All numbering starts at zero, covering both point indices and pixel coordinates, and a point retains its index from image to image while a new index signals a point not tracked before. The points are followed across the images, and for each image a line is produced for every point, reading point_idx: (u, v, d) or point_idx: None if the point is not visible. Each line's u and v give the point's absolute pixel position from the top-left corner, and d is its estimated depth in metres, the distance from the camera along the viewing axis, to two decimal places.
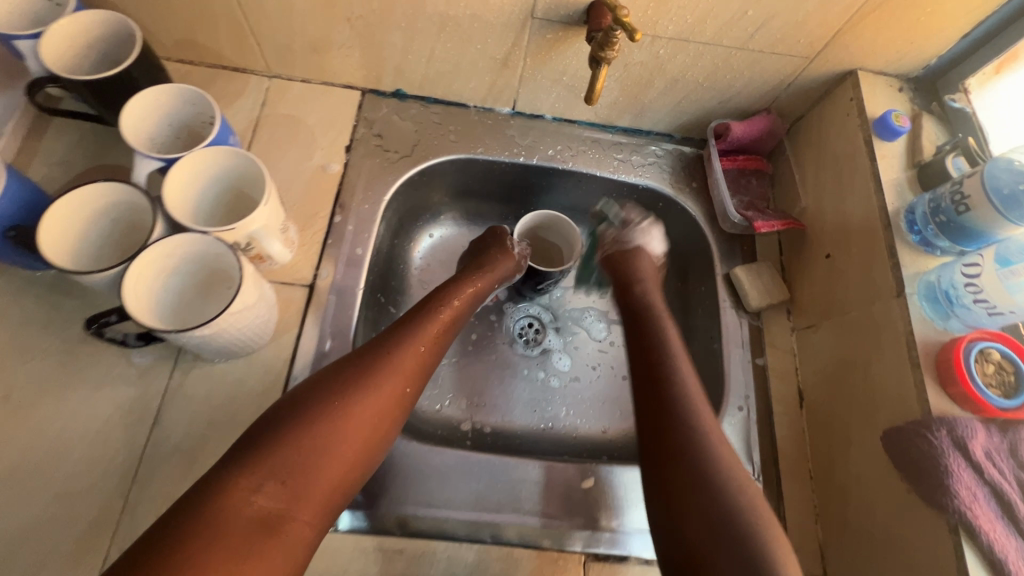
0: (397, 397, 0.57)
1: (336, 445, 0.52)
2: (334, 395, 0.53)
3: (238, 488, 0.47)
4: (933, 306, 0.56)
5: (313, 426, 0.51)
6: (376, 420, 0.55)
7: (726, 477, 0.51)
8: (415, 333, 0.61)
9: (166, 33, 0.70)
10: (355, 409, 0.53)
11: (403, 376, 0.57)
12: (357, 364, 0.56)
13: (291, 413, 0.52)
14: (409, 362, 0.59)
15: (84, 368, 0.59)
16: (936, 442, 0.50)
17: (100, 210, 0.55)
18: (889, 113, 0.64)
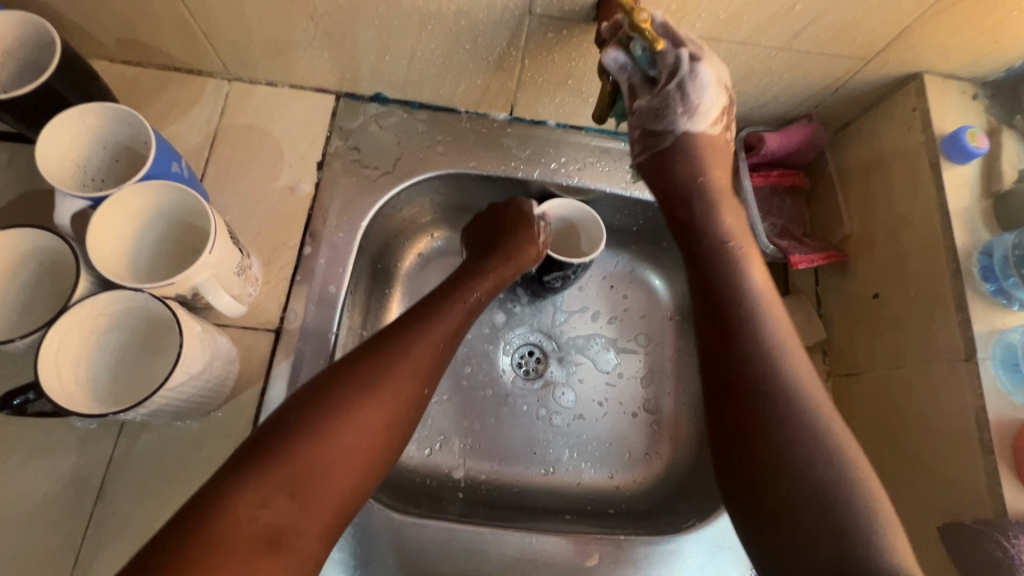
0: (414, 397, 0.50)
1: (351, 450, 0.45)
2: (346, 394, 0.47)
3: (240, 502, 0.40)
4: (1012, 376, 0.47)
5: (325, 430, 0.44)
6: (391, 423, 0.48)
7: (821, 481, 0.42)
8: (437, 321, 0.55)
9: (102, 33, 0.60)
10: (370, 411, 0.47)
11: (421, 371, 0.51)
12: (373, 359, 0.49)
13: (301, 412, 0.45)
14: (430, 354, 0.52)
15: (18, 434, 0.52)
16: (1013, 551, 0.42)
17: (22, 255, 0.48)
18: (963, 129, 0.53)
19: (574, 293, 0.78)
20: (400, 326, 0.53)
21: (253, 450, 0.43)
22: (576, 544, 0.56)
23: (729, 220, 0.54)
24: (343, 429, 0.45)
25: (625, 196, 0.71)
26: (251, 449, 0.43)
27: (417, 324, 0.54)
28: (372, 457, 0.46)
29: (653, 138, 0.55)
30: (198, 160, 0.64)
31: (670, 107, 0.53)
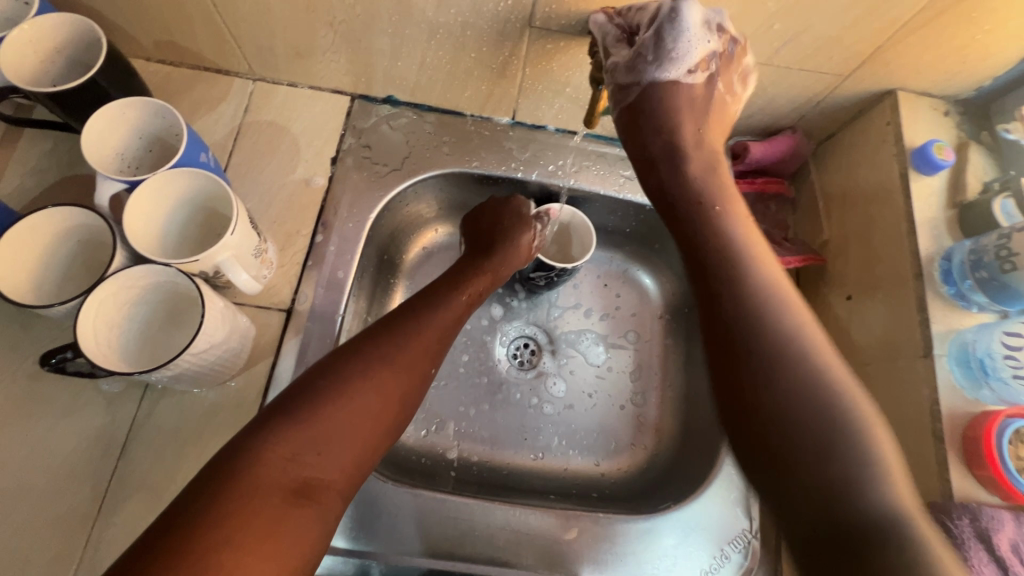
0: (423, 370, 0.55)
1: (369, 412, 0.50)
2: (364, 363, 0.51)
3: (272, 456, 0.44)
4: (964, 373, 0.50)
5: (347, 393, 0.49)
6: (405, 391, 0.53)
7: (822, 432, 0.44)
8: (445, 305, 0.60)
9: (142, 34, 0.66)
10: (385, 378, 0.52)
11: (429, 347, 0.56)
12: (386, 335, 0.54)
13: (323, 378, 0.50)
14: (438, 332, 0.57)
15: (52, 394, 0.57)
16: (956, 531, 0.45)
17: (66, 229, 0.54)
18: (930, 143, 0.57)
19: (568, 290, 0.82)
20: (411, 307, 0.58)
21: (281, 411, 0.47)
22: (555, 519, 0.60)
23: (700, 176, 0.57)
24: (363, 393, 0.50)
25: (618, 198, 0.75)
26: (278, 409, 0.48)
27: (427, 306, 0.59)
28: (388, 420, 0.51)
29: (623, 92, 0.56)
30: (223, 152, 0.69)
31: (648, 58, 0.54)
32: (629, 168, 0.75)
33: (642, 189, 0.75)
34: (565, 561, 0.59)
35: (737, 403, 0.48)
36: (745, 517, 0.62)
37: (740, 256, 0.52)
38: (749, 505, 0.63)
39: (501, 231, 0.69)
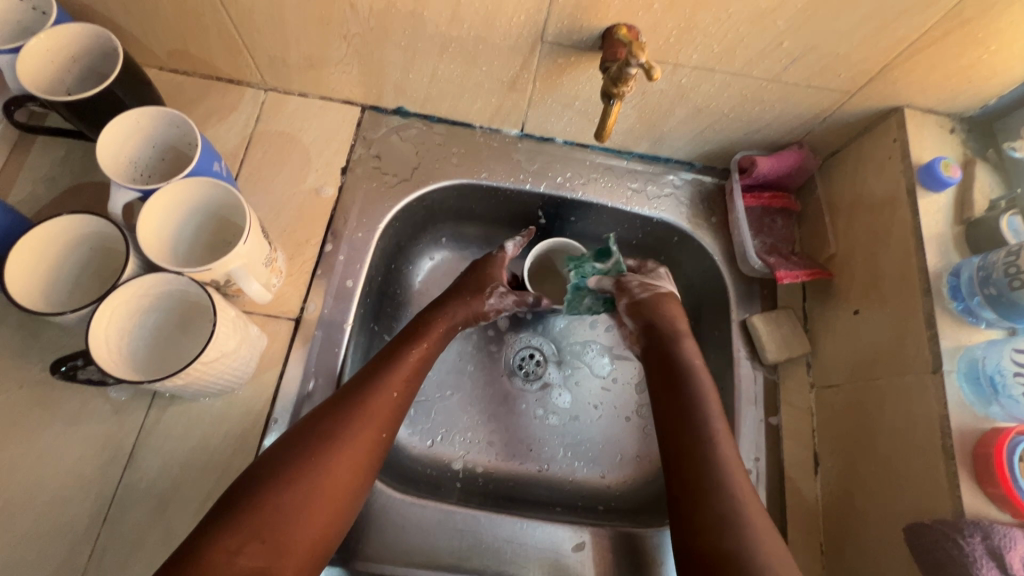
0: (372, 441, 0.54)
1: (318, 493, 0.50)
2: (315, 441, 0.52)
3: (216, 551, 0.45)
4: (974, 388, 0.50)
5: (293, 478, 0.49)
6: (354, 467, 0.52)
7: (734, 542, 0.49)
8: (392, 369, 0.59)
9: (157, 44, 0.67)
10: (333, 457, 0.51)
11: (379, 418, 0.55)
12: (335, 410, 0.54)
13: (270, 464, 0.50)
14: (389, 400, 0.57)
15: (60, 401, 0.57)
16: (967, 548, 0.45)
17: (76, 237, 0.54)
18: (937, 160, 0.58)
19: None
20: (359, 377, 0.57)
21: (230, 498, 0.48)
22: (561, 532, 0.60)
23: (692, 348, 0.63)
24: (310, 475, 0.50)
25: (626, 211, 0.75)
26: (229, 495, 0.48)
27: (377, 372, 0.58)
28: (339, 499, 0.51)
29: None
30: (234, 161, 0.70)
31: None
32: (636, 180, 0.76)
33: (649, 202, 0.75)
34: None
35: (687, 501, 0.53)
36: None
37: (707, 392, 0.59)
38: None
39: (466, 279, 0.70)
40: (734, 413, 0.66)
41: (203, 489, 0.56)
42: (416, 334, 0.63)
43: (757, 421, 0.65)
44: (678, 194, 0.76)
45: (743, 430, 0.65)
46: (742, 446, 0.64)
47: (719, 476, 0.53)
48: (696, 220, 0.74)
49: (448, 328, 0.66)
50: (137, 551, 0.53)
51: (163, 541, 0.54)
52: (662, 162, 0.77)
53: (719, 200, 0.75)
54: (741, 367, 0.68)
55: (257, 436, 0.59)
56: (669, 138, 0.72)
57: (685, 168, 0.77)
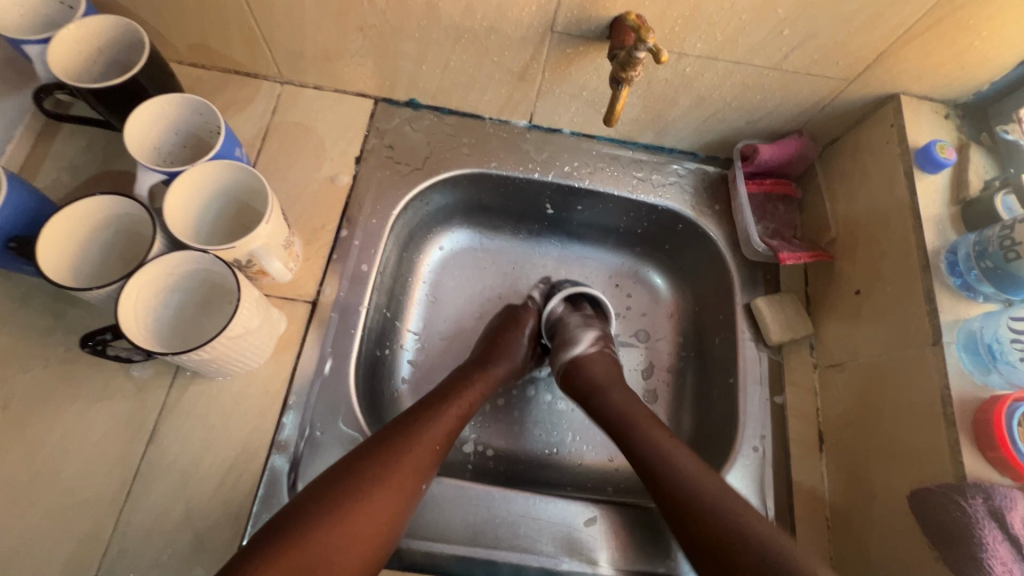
0: (411, 490, 0.52)
1: (359, 539, 0.47)
2: (361, 485, 0.49)
3: None
4: (973, 359, 0.52)
5: (339, 519, 0.47)
6: (396, 515, 0.50)
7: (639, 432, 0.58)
8: (438, 419, 0.57)
9: (179, 38, 0.69)
10: (377, 503, 0.49)
11: (423, 468, 0.54)
12: (380, 453, 0.52)
13: (316, 504, 0.48)
14: (436, 453, 0.55)
15: (85, 379, 0.59)
16: (970, 510, 0.46)
17: (104, 218, 0.56)
18: (933, 143, 0.60)
19: None
20: (402, 422, 0.56)
21: (269, 533, 0.45)
22: (572, 507, 0.61)
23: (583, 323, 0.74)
24: (354, 521, 0.48)
25: (632, 199, 0.77)
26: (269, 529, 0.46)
27: (422, 419, 0.57)
28: (376, 543, 0.49)
29: None
30: (251, 151, 0.72)
31: None
32: (641, 169, 0.78)
33: (654, 190, 0.77)
34: (585, 549, 0.59)
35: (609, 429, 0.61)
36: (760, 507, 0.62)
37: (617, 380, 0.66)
38: (764, 495, 0.62)
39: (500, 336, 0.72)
40: (739, 393, 0.68)
41: (223, 465, 0.58)
42: (457, 391, 0.62)
43: (763, 400, 0.67)
44: (682, 183, 0.78)
45: (748, 409, 0.66)
46: (747, 425, 0.65)
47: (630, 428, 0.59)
48: (700, 207, 0.76)
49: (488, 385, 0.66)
50: (161, 524, 0.55)
51: (185, 515, 0.55)
52: (666, 153, 0.79)
53: (722, 188, 0.77)
54: (745, 348, 0.70)
55: (276, 414, 0.60)
56: (673, 127, 0.74)
57: (689, 158, 0.79)
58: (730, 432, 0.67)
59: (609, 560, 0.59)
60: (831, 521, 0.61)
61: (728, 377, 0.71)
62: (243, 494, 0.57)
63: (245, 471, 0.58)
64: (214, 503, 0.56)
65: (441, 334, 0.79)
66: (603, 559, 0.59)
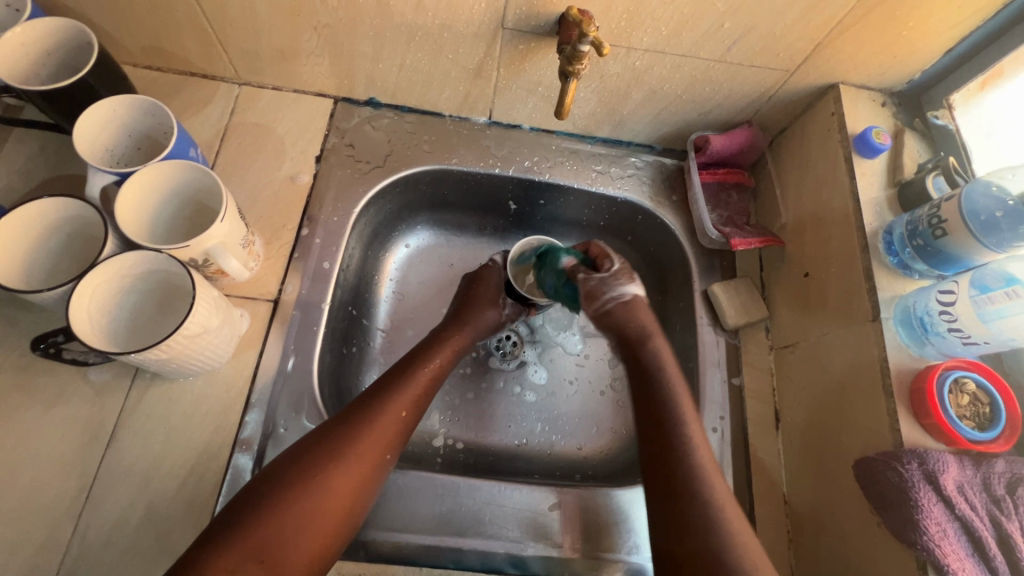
0: (377, 462, 0.53)
1: (321, 515, 0.49)
2: (328, 461, 0.51)
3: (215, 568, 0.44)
4: (908, 332, 0.55)
5: (309, 494, 0.49)
6: (358, 488, 0.52)
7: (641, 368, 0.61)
8: (402, 391, 0.58)
9: (131, 40, 0.68)
10: (337, 479, 0.50)
11: (393, 438, 0.55)
12: (343, 427, 0.53)
13: (284, 481, 0.49)
14: (404, 419, 0.57)
15: (40, 384, 0.58)
16: (906, 474, 0.49)
17: (53, 222, 0.55)
18: (869, 129, 0.63)
19: None
20: (366, 396, 0.57)
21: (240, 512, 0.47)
22: (537, 493, 0.62)
23: (645, 316, 0.64)
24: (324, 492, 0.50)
25: (592, 192, 0.79)
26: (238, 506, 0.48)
27: (389, 389, 0.58)
28: (347, 510, 0.51)
29: None
30: (209, 152, 0.72)
31: None
32: (600, 163, 0.79)
33: (613, 182, 0.79)
34: (551, 533, 0.60)
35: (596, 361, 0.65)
36: None
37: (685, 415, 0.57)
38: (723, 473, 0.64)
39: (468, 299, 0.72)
40: (699, 376, 0.70)
41: (185, 465, 0.57)
42: (425, 352, 0.64)
43: (721, 382, 0.69)
44: (640, 175, 0.80)
45: (708, 392, 0.68)
46: (707, 407, 0.67)
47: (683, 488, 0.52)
48: (658, 198, 0.78)
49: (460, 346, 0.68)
50: (123, 527, 0.54)
51: (146, 517, 0.55)
52: (624, 146, 0.81)
53: (679, 179, 0.80)
54: (704, 332, 0.72)
55: (238, 413, 0.60)
56: (629, 121, 0.76)
57: (646, 150, 0.81)
58: None
59: (576, 545, 0.60)
60: (787, 498, 0.63)
61: (688, 361, 0.73)
62: (206, 492, 0.57)
63: (207, 471, 0.57)
64: (175, 505, 0.56)
65: (410, 329, 0.79)
66: (568, 543, 0.60)
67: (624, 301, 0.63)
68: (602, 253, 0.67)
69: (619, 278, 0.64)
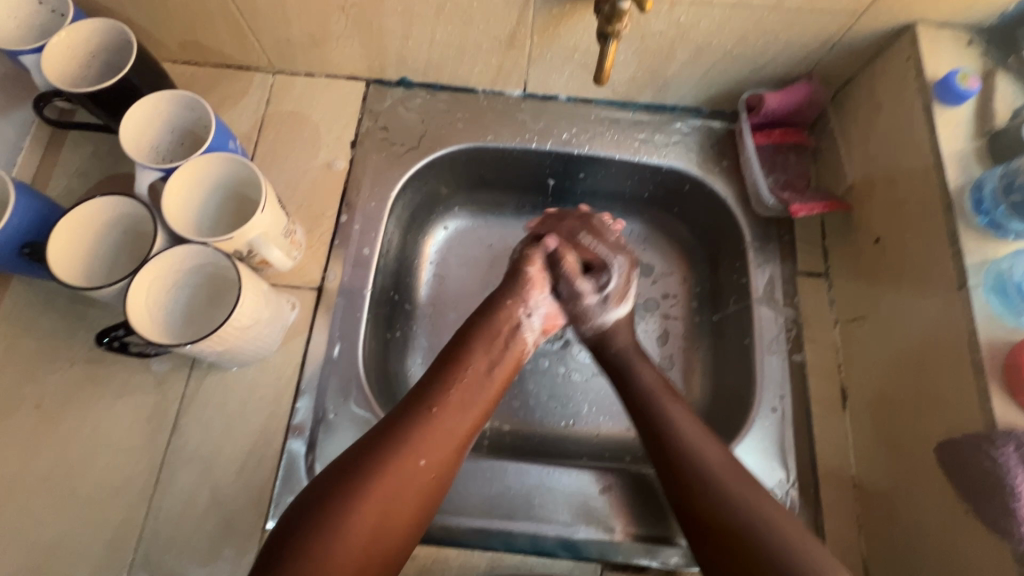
0: (465, 409, 0.54)
1: (420, 459, 0.49)
2: (374, 468, 0.47)
3: (326, 511, 0.45)
4: (1002, 301, 0.49)
5: (356, 508, 0.45)
6: (454, 435, 0.52)
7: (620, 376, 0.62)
8: (481, 343, 0.58)
9: (169, 35, 0.69)
10: (431, 428, 0.51)
11: (447, 441, 0.52)
12: (431, 379, 0.55)
13: (330, 491, 0.46)
14: (454, 420, 0.53)
15: (107, 376, 0.61)
16: (1001, 459, 0.44)
17: (111, 219, 0.58)
18: (954, 72, 0.56)
19: None
20: (449, 348, 0.58)
21: (293, 530, 0.44)
22: (589, 476, 0.61)
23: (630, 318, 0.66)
24: (374, 504, 0.46)
25: (634, 162, 0.74)
26: (288, 526, 0.45)
27: (435, 386, 0.54)
28: (429, 483, 0.50)
29: None
30: (249, 144, 0.72)
31: None
32: (643, 131, 0.75)
33: (657, 150, 0.74)
34: (602, 516, 0.59)
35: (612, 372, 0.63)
36: (782, 469, 0.60)
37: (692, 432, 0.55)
38: (785, 456, 0.60)
39: (507, 273, 0.67)
40: (755, 355, 0.65)
41: (242, 450, 0.59)
42: (471, 337, 0.59)
43: (781, 360, 0.64)
44: (686, 141, 0.74)
45: (766, 370, 0.64)
46: (765, 386, 0.63)
47: (696, 473, 0.52)
48: (707, 164, 0.73)
49: (508, 325, 0.61)
50: (190, 507, 0.57)
51: (211, 500, 0.58)
52: (668, 111, 0.76)
53: (730, 143, 0.74)
54: (760, 308, 0.67)
55: (290, 400, 0.61)
56: (673, 84, 0.71)
57: (693, 114, 0.75)
58: (747, 394, 0.65)
59: (628, 528, 0.59)
60: (857, 481, 0.59)
61: (743, 338, 0.69)
62: (264, 476, 0.59)
63: (264, 456, 0.59)
64: (236, 487, 0.58)
65: (452, 312, 0.78)
66: (620, 526, 0.59)
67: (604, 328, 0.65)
68: (592, 253, 0.66)
69: (606, 305, 0.65)
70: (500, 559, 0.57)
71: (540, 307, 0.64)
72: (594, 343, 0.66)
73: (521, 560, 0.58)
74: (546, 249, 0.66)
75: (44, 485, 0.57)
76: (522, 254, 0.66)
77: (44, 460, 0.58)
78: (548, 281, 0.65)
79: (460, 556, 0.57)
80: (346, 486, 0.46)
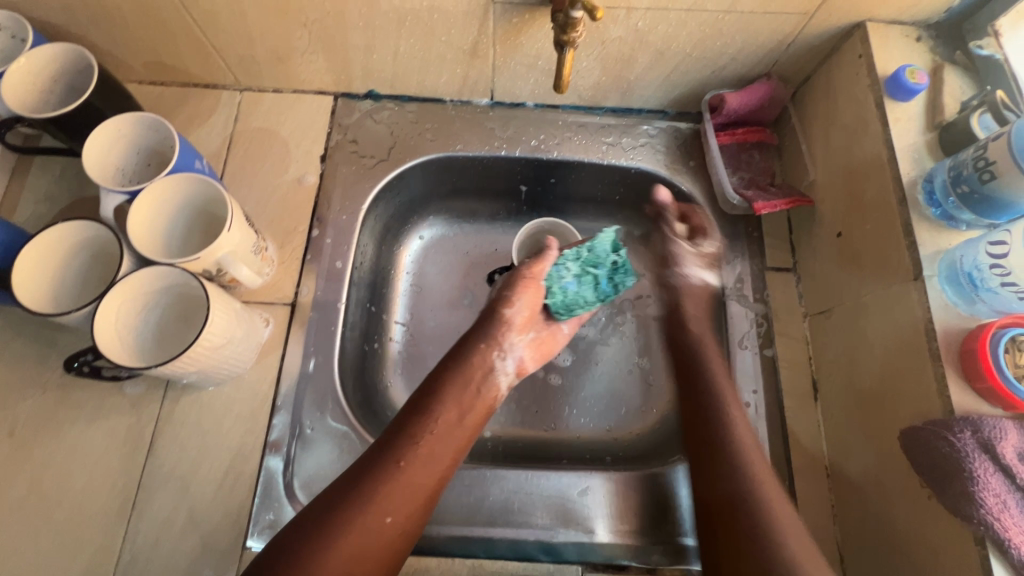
0: (435, 462, 0.54)
1: (388, 514, 0.50)
2: (341, 524, 0.48)
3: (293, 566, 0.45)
4: (955, 291, 0.50)
5: (321, 565, 0.46)
6: (423, 486, 0.52)
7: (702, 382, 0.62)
8: (450, 392, 0.58)
9: (132, 56, 0.69)
10: (400, 483, 0.51)
11: (417, 495, 0.52)
12: (399, 430, 0.55)
13: (297, 545, 0.46)
14: (423, 471, 0.53)
15: (79, 401, 0.61)
16: (959, 444, 0.45)
17: (76, 243, 0.57)
18: (903, 69, 0.58)
19: None
20: (418, 397, 0.58)
21: None
22: (567, 478, 0.62)
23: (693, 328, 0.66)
24: (339, 560, 0.47)
25: (602, 165, 0.75)
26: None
27: (403, 437, 0.54)
28: (397, 537, 0.50)
29: None
30: (218, 162, 0.72)
31: None
32: (610, 134, 0.76)
33: (625, 153, 0.75)
34: (581, 518, 0.60)
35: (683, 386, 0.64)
36: None
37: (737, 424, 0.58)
38: None
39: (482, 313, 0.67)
40: (727, 351, 0.66)
41: (220, 468, 0.59)
42: (442, 385, 0.59)
43: (752, 355, 0.65)
44: (654, 143, 0.75)
45: (738, 366, 0.65)
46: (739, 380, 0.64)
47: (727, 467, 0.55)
48: (674, 165, 0.74)
49: (481, 371, 0.61)
50: (168, 529, 0.57)
51: (189, 520, 0.57)
52: (634, 114, 0.77)
53: (696, 143, 0.75)
54: (732, 305, 0.68)
55: (266, 416, 0.61)
56: (638, 87, 0.72)
57: (658, 116, 0.77)
58: None
59: (608, 530, 0.59)
60: (831, 470, 0.60)
61: None
62: (242, 494, 0.58)
63: (242, 473, 0.59)
64: (215, 506, 0.58)
65: (429, 322, 0.78)
66: (599, 528, 0.59)
67: (686, 282, 0.69)
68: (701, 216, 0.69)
69: (695, 259, 0.69)
70: (481, 566, 0.57)
71: (513, 351, 0.65)
72: (669, 288, 0.69)
73: (501, 567, 0.57)
74: (530, 288, 0.65)
75: (19, 514, 0.57)
76: (501, 295, 0.66)
77: (17, 488, 0.57)
78: (529, 324, 0.66)
79: (441, 566, 0.57)
80: (315, 541, 0.47)
